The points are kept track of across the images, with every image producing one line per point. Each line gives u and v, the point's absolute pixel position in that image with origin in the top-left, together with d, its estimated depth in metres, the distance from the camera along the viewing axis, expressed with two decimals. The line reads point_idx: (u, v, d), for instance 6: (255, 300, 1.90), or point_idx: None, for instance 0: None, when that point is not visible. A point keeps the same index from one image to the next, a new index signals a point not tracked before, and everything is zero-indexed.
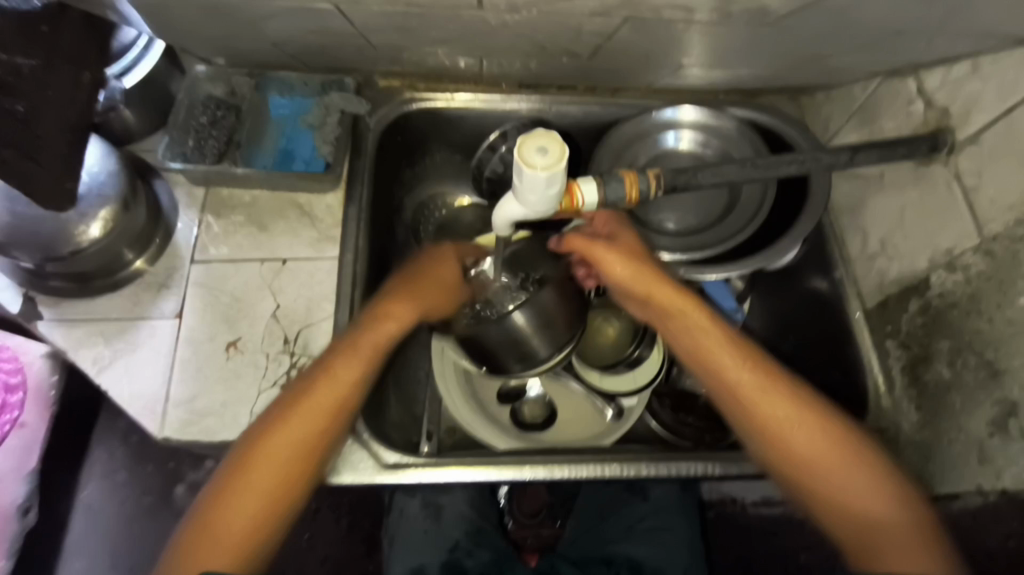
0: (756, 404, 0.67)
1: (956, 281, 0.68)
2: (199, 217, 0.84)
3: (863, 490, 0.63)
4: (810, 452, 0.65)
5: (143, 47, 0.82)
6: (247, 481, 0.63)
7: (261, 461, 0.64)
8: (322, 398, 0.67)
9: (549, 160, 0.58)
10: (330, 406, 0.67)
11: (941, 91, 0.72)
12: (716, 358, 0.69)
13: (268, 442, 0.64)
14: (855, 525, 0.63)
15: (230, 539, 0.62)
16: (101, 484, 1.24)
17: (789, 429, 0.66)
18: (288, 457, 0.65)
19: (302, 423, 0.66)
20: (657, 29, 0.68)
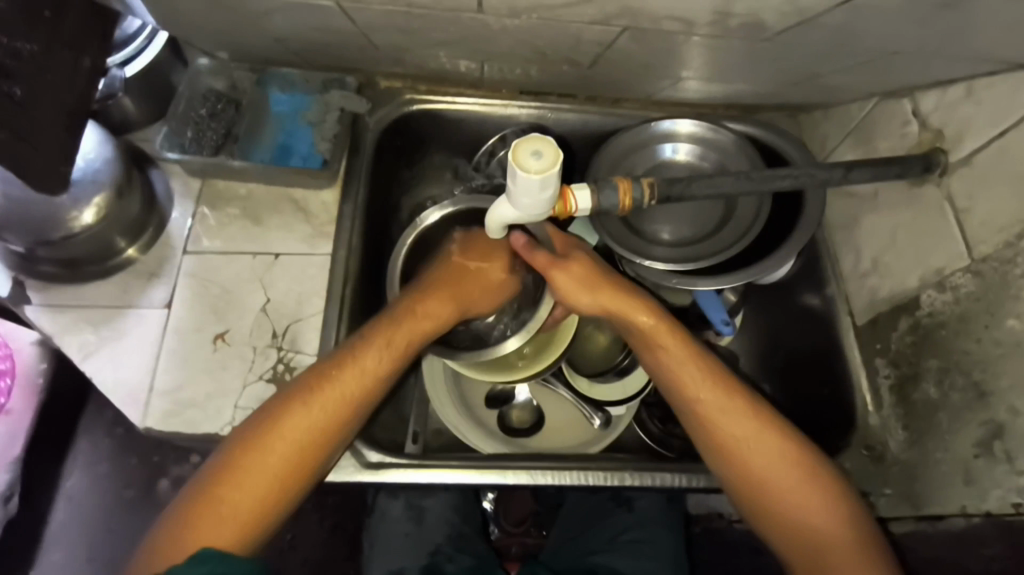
0: (722, 430, 0.67)
1: (945, 301, 0.68)
2: (194, 208, 0.84)
3: (820, 515, 0.64)
4: (772, 478, 0.66)
5: (146, 38, 0.83)
6: (252, 463, 0.62)
7: (268, 443, 0.63)
8: (346, 386, 0.67)
9: (543, 164, 0.58)
10: (352, 391, 0.67)
11: (936, 112, 0.72)
12: (684, 380, 0.69)
13: (280, 424, 0.64)
14: (805, 548, 0.64)
15: (231, 521, 0.60)
16: (84, 475, 1.22)
17: (750, 452, 0.66)
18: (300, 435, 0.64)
19: (320, 402, 0.65)
20: (657, 40, 0.69)
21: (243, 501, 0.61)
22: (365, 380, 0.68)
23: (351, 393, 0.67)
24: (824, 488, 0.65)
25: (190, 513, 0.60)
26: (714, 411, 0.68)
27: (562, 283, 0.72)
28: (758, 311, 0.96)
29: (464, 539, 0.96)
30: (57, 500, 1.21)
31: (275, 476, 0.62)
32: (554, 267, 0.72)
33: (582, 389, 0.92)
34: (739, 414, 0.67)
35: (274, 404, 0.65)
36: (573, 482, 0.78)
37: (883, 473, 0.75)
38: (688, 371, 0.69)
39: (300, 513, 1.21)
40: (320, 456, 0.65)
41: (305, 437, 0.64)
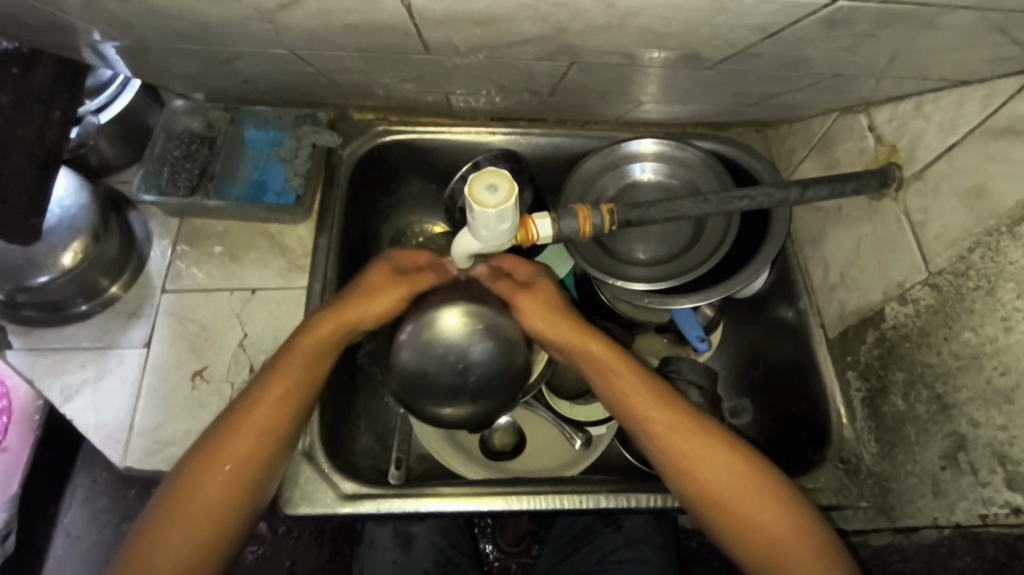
0: (652, 434, 0.69)
1: (907, 314, 0.69)
2: (172, 246, 0.86)
3: (761, 509, 0.65)
4: (726, 495, 0.66)
5: (119, 84, 0.85)
6: (176, 520, 0.63)
7: (192, 500, 0.63)
8: (251, 429, 0.66)
9: (499, 198, 0.59)
10: (260, 439, 0.66)
11: (890, 127, 0.73)
12: (630, 401, 0.70)
13: (204, 459, 0.65)
14: (763, 557, 0.64)
15: (186, 522, 0.63)
16: (82, 511, 1.22)
17: (702, 470, 0.66)
18: (222, 491, 0.64)
19: (234, 456, 0.65)
20: (608, 70, 0.70)
21: (173, 560, 0.62)
22: (270, 409, 0.67)
23: (257, 438, 0.66)
24: (746, 475, 0.66)
25: (151, 527, 0.63)
26: (662, 432, 0.68)
27: (526, 305, 0.74)
28: (736, 325, 0.96)
29: (453, 564, 0.95)
30: (56, 535, 1.22)
31: (200, 534, 0.63)
32: (517, 290, 0.75)
33: (563, 411, 0.93)
34: (683, 430, 0.68)
35: (205, 453, 0.65)
36: (549, 507, 0.78)
37: (858, 486, 0.76)
38: (630, 394, 0.70)
39: (298, 539, 1.21)
40: (258, 471, 0.66)
41: (254, 436, 0.66)
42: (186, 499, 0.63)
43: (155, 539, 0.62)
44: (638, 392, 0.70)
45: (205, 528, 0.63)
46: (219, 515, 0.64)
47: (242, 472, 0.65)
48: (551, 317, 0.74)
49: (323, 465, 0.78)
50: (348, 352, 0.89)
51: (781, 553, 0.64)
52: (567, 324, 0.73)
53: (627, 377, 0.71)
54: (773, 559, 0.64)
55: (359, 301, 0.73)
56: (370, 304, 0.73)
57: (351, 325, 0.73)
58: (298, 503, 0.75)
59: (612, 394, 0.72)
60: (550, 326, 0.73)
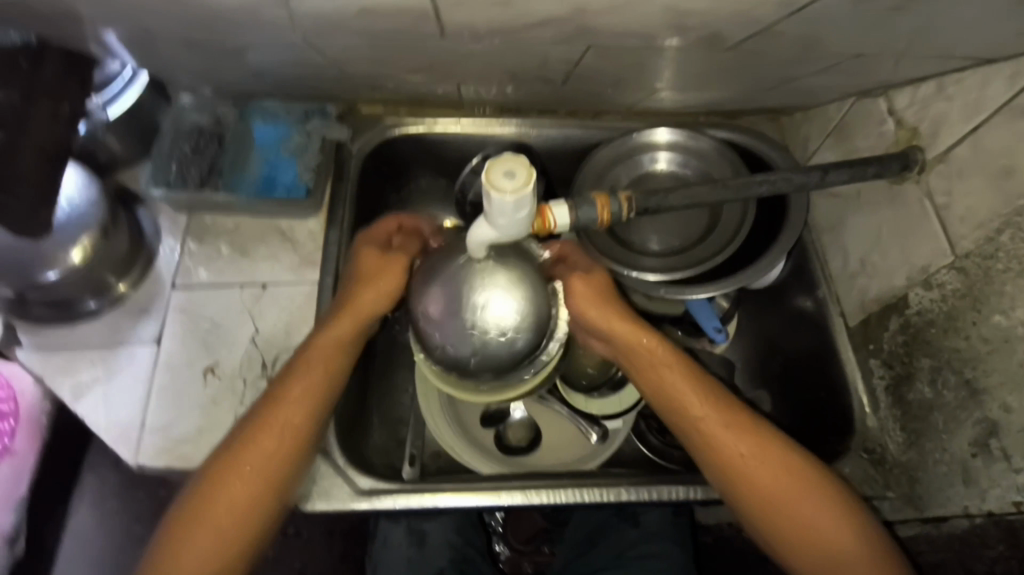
0: (704, 431, 0.69)
1: (933, 299, 0.68)
2: (181, 242, 0.85)
3: (812, 508, 0.65)
4: (776, 494, 0.66)
5: (128, 79, 0.83)
6: (214, 502, 0.64)
7: (233, 485, 0.64)
8: (288, 419, 0.67)
9: (516, 183, 0.58)
10: (297, 427, 0.67)
11: (911, 109, 0.72)
12: (680, 399, 0.70)
13: (241, 443, 0.66)
14: (814, 558, 0.64)
15: (219, 505, 0.63)
16: (91, 513, 1.22)
17: (751, 467, 0.67)
18: (257, 476, 0.65)
19: (271, 443, 0.66)
20: (624, 55, 0.69)
21: (209, 543, 0.63)
22: (307, 400, 0.68)
23: (297, 426, 0.67)
24: (795, 474, 0.66)
25: (184, 508, 0.64)
26: (714, 428, 0.68)
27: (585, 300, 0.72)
28: (752, 316, 0.95)
29: (467, 562, 0.94)
30: (65, 538, 1.21)
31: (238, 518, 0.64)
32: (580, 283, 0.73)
33: (578, 405, 0.92)
34: (733, 427, 0.68)
35: (241, 437, 0.66)
36: (568, 500, 0.77)
37: (884, 476, 0.74)
38: (682, 389, 0.70)
39: (307, 540, 1.20)
40: (291, 462, 0.67)
41: (290, 426, 0.67)
42: (222, 484, 0.64)
43: (192, 521, 0.63)
44: (689, 389, 0.70)
45: (239, 515, 0.64)
46: (256, 501, 0.65)
47: (277, 460, 0.66)
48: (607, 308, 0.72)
49: (338, 461, 0.77)
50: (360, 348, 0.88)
51: (834, 552, 0.64)
52: (617, 318, 0.72)
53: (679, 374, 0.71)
54: (821, 560, 0.64)
55: (365, 291, 0.72)
56: (372, 295, 0.72)
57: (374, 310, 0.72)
58: (313, 499, 0.74)
59: (661, 391, 0.71)
60: (604, 318, 0.72)
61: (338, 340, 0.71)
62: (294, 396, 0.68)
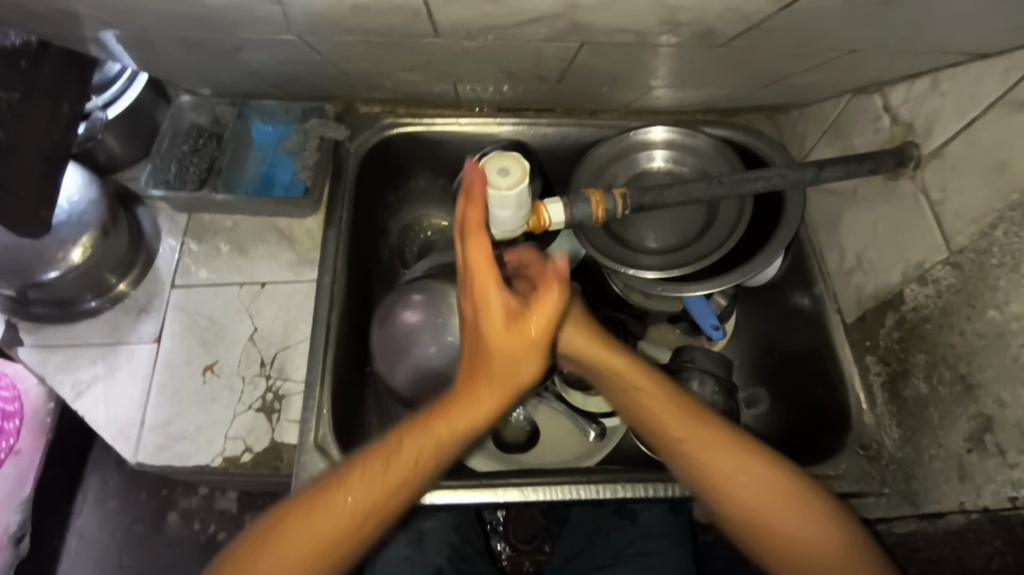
0: (658, 419, 0.67)
1: (927, 295, 0.68)
2: (181, 241, 0.86)
3: (794, 518, 0.62)
4: (758, 502, 0.63)
5: (127, 79, 0.85)
6: (298, 529, 0.57)
7: (316, 513, 0.58)
8: (405, 457, 0.59)
9: (509, 179, 0.61)
10: (410, 463, 0.59)
11: (906, 106, 0.72)
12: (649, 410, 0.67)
13: (348, 474, 0.59)
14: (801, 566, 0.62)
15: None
16: (94, 513, 1.23)
17: (724, 476, 0.64)
18: (352, 512, 0.58)
19: (378, 481, 0.59)
20: (618, 52, 0.70)
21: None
22: (432, 446, 0.60)
23: (409, 467, 0.60)
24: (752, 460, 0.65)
25: (247, 557, 0.57)
26: (685, 438, 0.66)
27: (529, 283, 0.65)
28: (750, 314, 0.95)
29: (466, 559, 0.94)
30: (69, 538, 1.22)
31: (315, 554, 0.57)
32: (534, 259, 0.67)
33: (576, 403, 0.93)
34: (704, 436, 0.66)
35: (339, 469, 0.60)
36: (564, 497, 0.77)
37: (880, 472, 0.74)
38: (646, 398, 0.68)
39: None
40: (389, 506, 0.60)
41: (404, 469, 0.59)
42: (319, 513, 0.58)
43: (263, 550, 0.57)
44: (655, 396, 0.68)
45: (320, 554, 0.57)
46: (340, 541, 0.58)
47: (380, 496, 0.59)
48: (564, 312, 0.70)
49: None
50: (359, 347, 0.89)
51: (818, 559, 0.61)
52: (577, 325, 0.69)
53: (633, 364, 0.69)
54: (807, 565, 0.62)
55: (509, 369, 0.59)
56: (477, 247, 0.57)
57: (517, 371, 0.60)
58: None
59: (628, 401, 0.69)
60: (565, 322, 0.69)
61: (487, 391, 0.60)
62: (417, 429, 0.60)
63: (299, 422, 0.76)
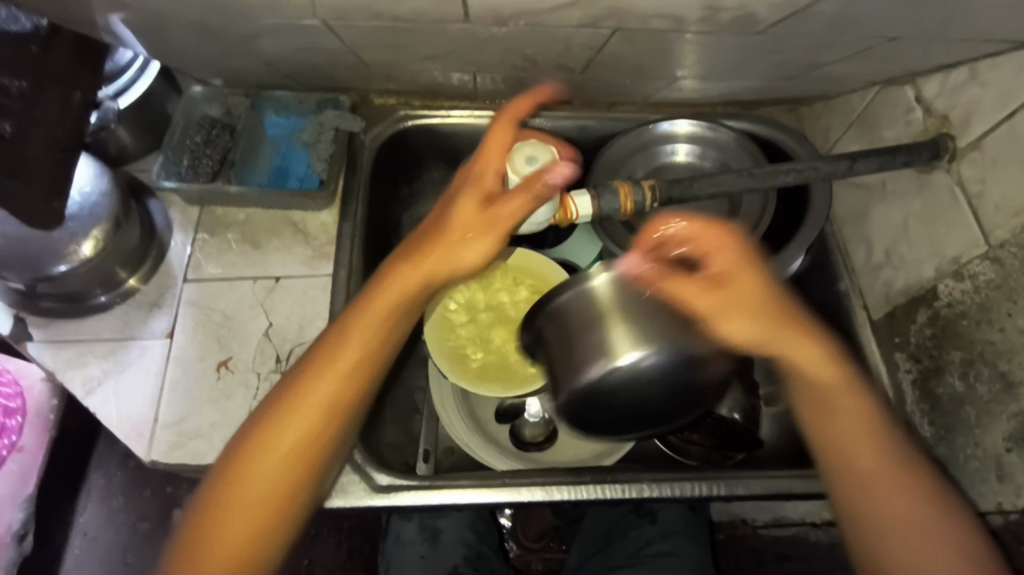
0: (827, 427, 0.63)
1: (964, 290, 0.66)
2: (192, 235, 0.84)
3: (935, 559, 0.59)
4: (909, 542, 0.60)
5: (139, 68, 0.83)
6: (240, 482, 0.60)
7: (251, 466, 0.60)
8: (316, 396, 0.62)
9: (537, 166, 0.60)
10: (323, 405, 0.62)
11: (940, 98, 0.71)
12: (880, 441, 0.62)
13: (264, 410, 0.63)
14: None
15: (228, 540, 0.59)
16: (99, 510, 1.20)
17: (897, 508, 0.61)
18: (287, 456, 0.61)
19: (302, 422, 0.62)
20: (649, 40, 0.68)
21: (238, 539, 0.59)
22: (340, 386, 0.63)
23: (323, 405, 0.62)
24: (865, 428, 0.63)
25: (199, 521, 0.60)
26: (909, 472, 0.61)
27: (722, 265, 0.61)
28: None
29: (482, 559, 0.93)
30: (73, 535, 1.19)
31: (262, 503, 0.60)
32: (708, 232, 0.62)
33: None
34: (901, 470, 0.61)
35: (262, 414, 0.63)
36: (589, 497, 0.75)
37: None
38: (851, 425, 0.63)
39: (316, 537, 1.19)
40: (316, 450, 0.62)
41: (321, 404, 0.62)
42: (252, 469, 0.60)
43: (214, 514, 0.60)
44: (858, 423, 0.63)
45: (260, 504, 0.60)
46: (277, 491, 0.61)
47: (306, 436, 0.62)
48: (767, 325, 0.61)
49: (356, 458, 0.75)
50: None
51: None
52: (799, 341, 0.62)
53: (791, 320, 0.62)
54: None
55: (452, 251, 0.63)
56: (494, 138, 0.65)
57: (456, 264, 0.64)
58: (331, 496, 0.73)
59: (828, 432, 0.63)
60: (758, 332, 0.61)
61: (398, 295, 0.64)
62: (329, 368, 0.63)
63: None
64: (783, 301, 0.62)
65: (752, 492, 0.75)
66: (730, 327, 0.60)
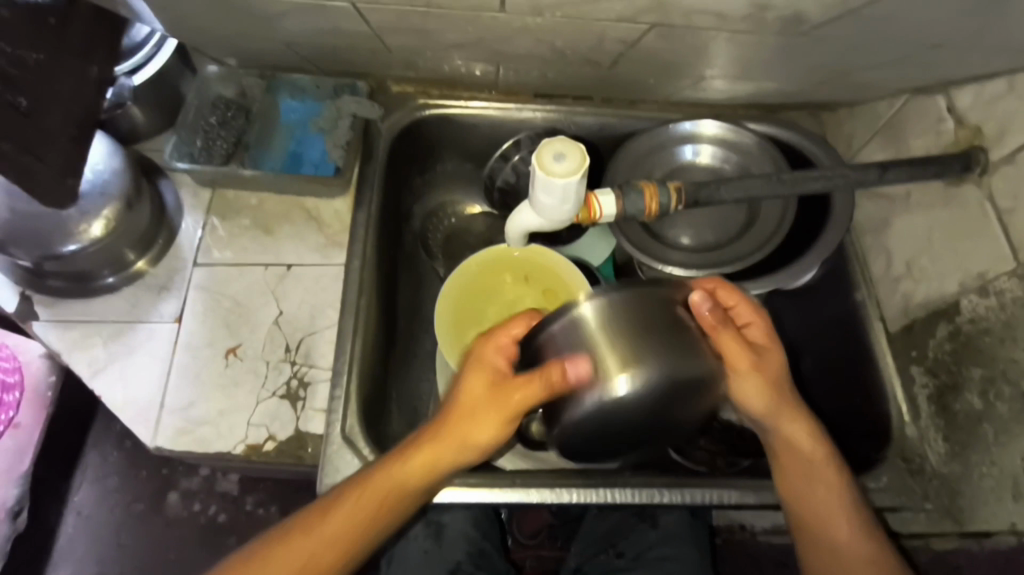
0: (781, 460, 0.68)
1: (989, 306, 0.67)
2: (204, 218, 0.82)
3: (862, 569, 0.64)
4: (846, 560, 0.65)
5: (155, 45, 0.80)
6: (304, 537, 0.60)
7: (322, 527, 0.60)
8: (409, 477, 0.61)
9: (567, 165, 0.56)
10: (413, 487, 0.61)
11: (974, 110, 0.70)
12: (809, 478, 0.66)
13: (359, 480, 0.62)
14: None
15: None
16: (93, 490, 1.16)
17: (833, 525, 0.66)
18: (355, 528, 0.60)
19: (383, 500, 0.61)
20: (685, 37, 0.69)
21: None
22: (435, 471, 0.61)
23: (413, 486, 0.61)
24: (830, 476, 0.66)
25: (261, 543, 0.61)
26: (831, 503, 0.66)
27: (756, 337, 0.66)
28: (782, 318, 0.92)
29: (484, 555, 0.92)
30: (67, 512, 1.15)
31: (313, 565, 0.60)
32: (747, 303, 0.66)
33: None
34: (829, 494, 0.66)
35: (361, 481, 0.62)
36: (598, 500, 0.75)
37: (922, 487, 0.73)
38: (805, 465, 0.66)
39: None
40: (388, 526, 0.62)
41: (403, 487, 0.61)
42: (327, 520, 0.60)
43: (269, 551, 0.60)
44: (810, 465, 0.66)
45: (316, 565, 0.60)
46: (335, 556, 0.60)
47: (379, 514, 0.61)
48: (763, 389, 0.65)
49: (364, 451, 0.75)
50: (385, 336, 0.85)
51: None
52: (786, 400, 0.66)
53: (777, 400, 0.66)
54: None
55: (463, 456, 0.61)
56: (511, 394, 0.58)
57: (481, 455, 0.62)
58: None
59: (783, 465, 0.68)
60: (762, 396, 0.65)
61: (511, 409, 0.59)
62: (434, 450, 0.61)
63: (325, 412, 0.74)
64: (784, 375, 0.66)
65: (763, 501, 0.75)
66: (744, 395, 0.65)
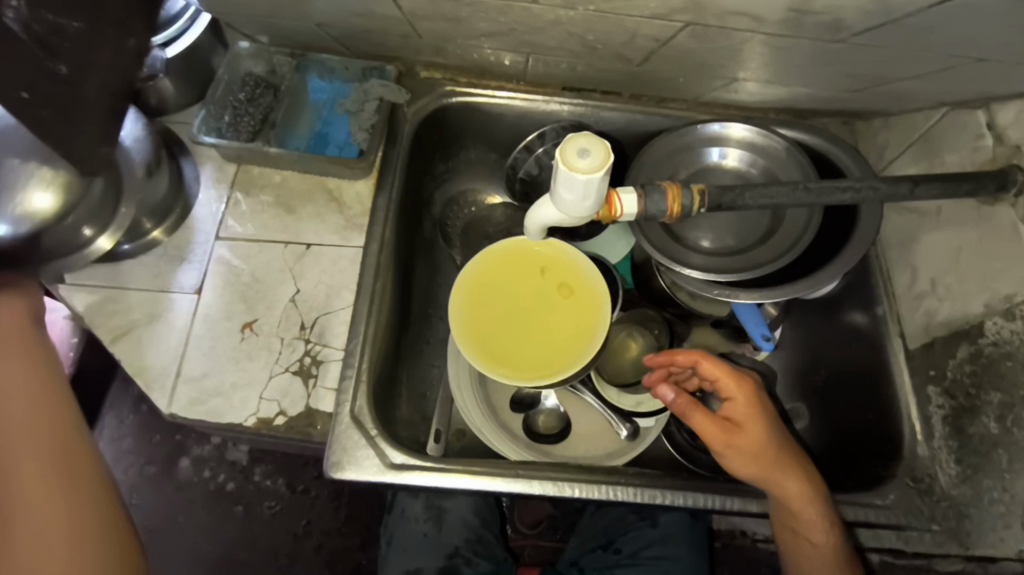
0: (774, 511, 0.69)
1: (1014, 330, 0.65)
2: (229, 193, 0.83)
3: None
4: None
5: (189, 19, 0.82)
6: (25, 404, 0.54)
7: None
8: None
9: (590, 162, 0.56)
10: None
11: (1014, 127, 0.67)
12: (795, 527, 0.67)
13: None
14: None
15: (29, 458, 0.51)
16: (109, 449, 1.17)
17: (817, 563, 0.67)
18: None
19: None
20: (718, 38, 0.68)
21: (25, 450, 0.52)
22: None
23: None
24: (817, 529, 0.66)
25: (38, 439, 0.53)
26: (818, 548, 0.67)
27: (736, 411, 0.69)
28: (798, 327, 0.91)
29: (484, 542, 0.93)
30: None
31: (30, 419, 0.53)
32: (729, 376, 0.70)
33: (611, 400, 0.88)
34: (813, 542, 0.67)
35: None
36: (600, 496, 0.74)
37: (930, 508, 0.71)
38: (795, 518, 0.67)
39: (316, 499, 1.16)
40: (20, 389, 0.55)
41: None
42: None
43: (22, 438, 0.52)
44: (799, 517, 0.67)
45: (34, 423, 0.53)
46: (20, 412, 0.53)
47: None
48: (741, 453, 0.67)
49: (370, 432, 0.73)
50: (399, 320, 0.86)
51: None
52: (767, 461, 0.66)
53: (761, 463, 0.66)
54: None
55: None
56: None
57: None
58: (342, 467, 0.71)
59: (776, 513, 0.69)
60: (739, 459, 0.67)
61: None
62: None
63: (335, 390, 0.75)
64: (766, 439, 0.67)
65: (764, 509, 0.74)
66: (728, 461, 0.68)
